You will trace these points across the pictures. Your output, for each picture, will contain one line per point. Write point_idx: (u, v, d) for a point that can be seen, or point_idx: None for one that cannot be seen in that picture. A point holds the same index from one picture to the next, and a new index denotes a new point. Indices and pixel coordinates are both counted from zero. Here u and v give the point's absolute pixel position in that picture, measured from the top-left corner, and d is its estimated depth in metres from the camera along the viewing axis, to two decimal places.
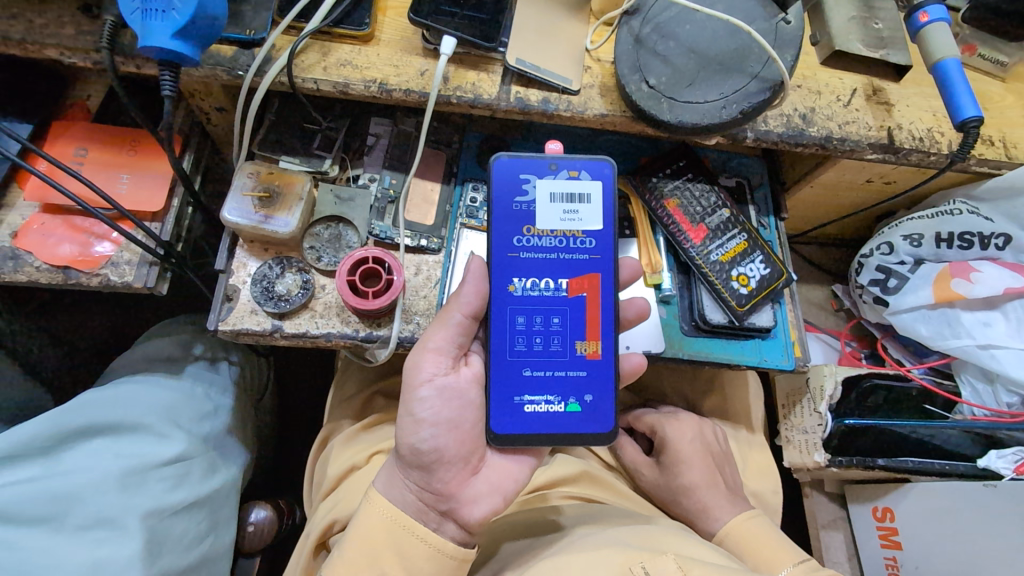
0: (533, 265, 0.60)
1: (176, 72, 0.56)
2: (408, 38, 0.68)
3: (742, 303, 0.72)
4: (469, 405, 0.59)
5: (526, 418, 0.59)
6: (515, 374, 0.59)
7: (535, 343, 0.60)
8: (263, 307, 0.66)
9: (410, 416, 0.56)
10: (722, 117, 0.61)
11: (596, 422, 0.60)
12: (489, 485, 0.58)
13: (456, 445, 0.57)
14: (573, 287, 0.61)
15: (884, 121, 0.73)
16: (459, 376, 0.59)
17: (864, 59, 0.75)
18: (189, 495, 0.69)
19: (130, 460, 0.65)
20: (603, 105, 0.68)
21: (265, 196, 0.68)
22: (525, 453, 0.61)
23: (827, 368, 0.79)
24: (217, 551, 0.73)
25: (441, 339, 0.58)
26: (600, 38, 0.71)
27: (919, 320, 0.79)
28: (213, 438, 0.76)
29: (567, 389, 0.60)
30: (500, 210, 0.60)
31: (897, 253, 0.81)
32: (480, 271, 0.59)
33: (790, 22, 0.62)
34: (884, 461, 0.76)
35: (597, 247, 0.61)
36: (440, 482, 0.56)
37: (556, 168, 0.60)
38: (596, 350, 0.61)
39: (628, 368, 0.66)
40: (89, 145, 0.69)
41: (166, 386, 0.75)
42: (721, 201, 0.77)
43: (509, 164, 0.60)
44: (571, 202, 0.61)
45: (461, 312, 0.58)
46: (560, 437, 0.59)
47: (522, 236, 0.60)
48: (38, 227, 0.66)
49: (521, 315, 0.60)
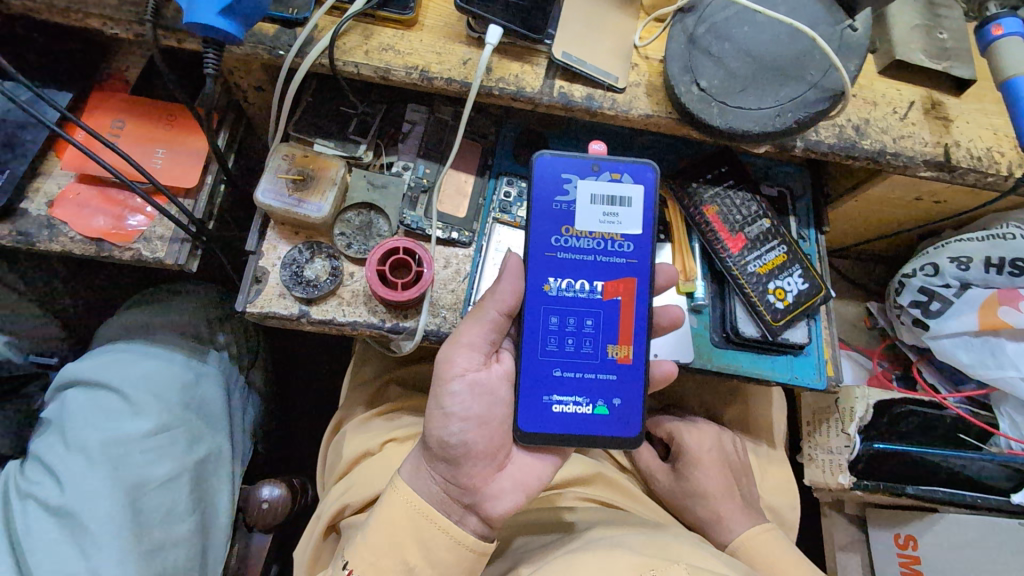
0: (570, 265, 0.59)
1: (219, 50, 0.55)
2: (452, 25, 0.66)
3: (777, 317, 0.70)
4: (499, 401, 0.58)
5: (553, 418, 0.58)
6: (545, 374, 0.59)
7: (566, 345, 0.59)
8: (291, 291, 0.66)
9: (439, 408, 0.56)
10: (775, 125, 0.59)
11: (624, 427, 0.59)
12: (513, 482, 0.57)
13: (486, 440, 0.56)
14: (608, 290, 0.59)
15: (941, 137, 0.69)
16: (491, 371, 0.59)
17: (925, 70, 0.71)
18: (171, 467, 0.70)
19: (100, 438, 0.68)
20: (649, 105, 0.66)
21: (299, 179, 0.67)
22: (549, 452, 0.60)
23: (859, 390, 0.77)
24: (217, 519, 0.75)
25: (474, 335, 0.57)
26: (649, 34, 0.68)
27: (960, 347, 0.76)
28: (198, 407, 0.76)
29: (595, 391, 0.59)
30: (540, 208, 0.58)
31: (942, 275, 0.78)
32: (516, 269, 0.58)
33: (856, 29, 0.59)
34: (912, 489, 0.75)
35: (635, 252, 0.59)
36: (466, 476, 0.55)
37: (598, 169, 0.59)
38: (627, 355, 0.59)
39: (658, 376, 0.64)
40: (126, 117, 0.69)
41: (153, 357, 0.76)
42: (762, 210, 0.74)
43: (551, 163, 0.58)
44: (612, 205, 0.59)
45: (496, 309, 0.58)
46: (586, 440, 0.59)
47: (560, 236, 0.59)
48: (73, 197, 0.66)
49: (554, 315, 0.59)
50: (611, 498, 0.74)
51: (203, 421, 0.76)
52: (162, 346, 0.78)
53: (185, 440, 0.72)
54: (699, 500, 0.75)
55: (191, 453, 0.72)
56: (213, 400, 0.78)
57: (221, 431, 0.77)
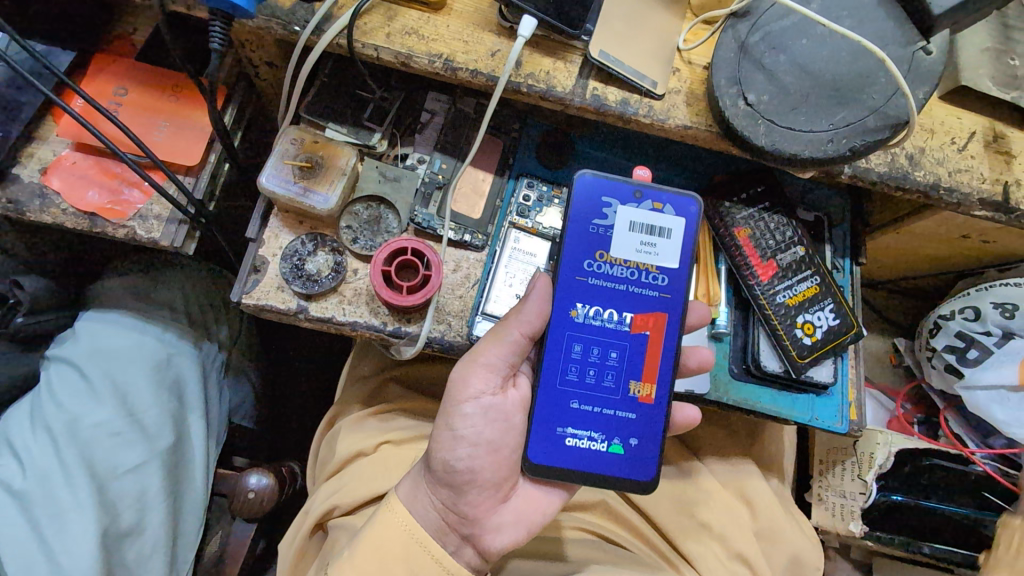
0: (599, 292, 0.55)
1: (226, 23, 0.50)
2: (482, 11, 0.61)
3: (803, 354, 0.66)
4: (511, 430, 0.55)
5: (565, 452, 0.55)
6: (561, 405, 0.55)
7: (587, 376, 0.55)
8: (290, 285, 0.62)
9: (448, 430, 0.54)
10: (828, 151, 0.54)
11: (638, 470, 0.55)
12: (515, 516, 0.55)
13: (492, 469, 0.54)
14: (636, 323, 0.55)
15: (1001, 174, 0.64)
16: (506, 397, 0.56)
17: (990, 99, 0.66)
18: (140, 453, 0.70)
19: (67, 421, 0.68)
20: (688, 116, 0.61)
21: (307, 166, 0.63)
22: (556, 487, 0.58)
23: (881, 436, 0.73)
24: (193, 502, 0.75)
25: (493, 356, 0.54)
26: (695, 38, 0.63)
27: (995, 402, 0.71)
28: (169, 388, 0.74)
29: (612, 429, 0.55)
30: (576, 230, 0.55)
31: (983, 321, 0.73)
32: (544, 290, 0.55)
33: (930, 52, 0.53)
34: (929, 547, 0.72)
35: (669, 286, 0.55)
36: (468, 504, 0.53)
37: (641, 196, 0.55)
38: (649, 395, 0.55)
39: (679, 421, 0.62)
40: (129, 84, 0.64)
41: (123, 334, 0.74)
42: (798, 237, 0.69)
43: (592, 182, 0.55)
44: (650, 235, 0.55)
45: (519, 330, 0.54)
46: (596, 479, 0.55)
47: (592, 261, 0.55)
48: (69, 165, 0.62)
49: (578, 343, 0.55)
50: (609, 529, 0.72)
51: (174, 401, 0.74)
52: (138, 320, 0.76)
53: (152, 424, 0.71)
54: (702, 531, 0.72)
55: (159, 437, 0.71)
56: (185, 380, 0.76)
57: (193, 412, 0.76)
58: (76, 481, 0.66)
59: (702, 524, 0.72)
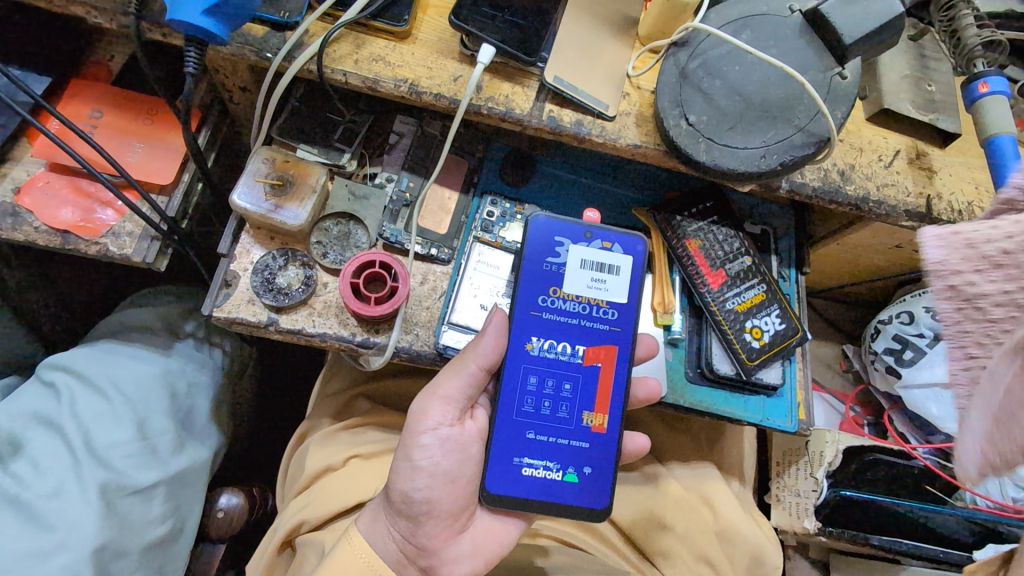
0: (554, 326, 0.58)
1: (201, 49, 0.52)
2: (445, 40, 0.65)
3: (752, 356, 0.70)
4: (469, 459, 0.58)
5: (521, 482, 0.57)
6: (518, 436, 0.57)
7: (542, 407, 0.58)
8: (261, 298, 0.64)
9: (408, 461, 0.56)
10: (761, 166, 0.59)
11: (592, 498, 0.58)
12: (473, 545, 0.58)
13: (449, 499, 0.57)
14: (588, 356, 0.58)
15: (924, 188, 0.69)
16: (463, 428, 0.58)
17: (912, 121, 0.72)
18: (155, 474, 0.71)
19: (82, 436, 0.68)
20: (637, 135, 0.65)
21: (278, 184, 0.66)
22: (514, 517, 0.60)
23: (829, 435, 0.78)
24: (183, 533, 0.74)
25: (451, 388, 0.56)
26: (643, 65, 0.68)
27: (931, 399, 0.77)
28: (184, 417, 0.77)
29: (567, 458, 0.57)
30: (531, 268, 0.58)
31: (917, 324, 0.78)
32: (501, 324, 0.57)
33: (845, 77, 0.59)
34: (876, 538, 0.76)
35: (618, 320, 0.59)
36: (425, 536, 0.56)
37: (592, 235, 0.59)
38: (602, 423, 0.58)
39: (632, 450, 0.66)
40: (104, 108, 0.67)
41: (142, 360, 0.76)
42: (744, 247, 0.74)
43: (546, 224, 0.58)
44: (601, 272, 0.59)
45: (476, 363, 0.57)
46: (551, 507, 0.57)
47: (547, 296, 0.58)
48: (42, 185, 0.64)
49: (534, 375, 0.58)
50: (575, 536, 0.73)
51: (184, 429, 0.76)
52: (149, 350, 0.78)
53: (167, 448, 0.73)
54: (669, 535, 0.74)
55: (172, 462, 0.73)
56: (196, 411, 0.79)
57: (202, 442, 0.78)
58: (89, 495, 0.65)
59: (665, 526, 0.74)
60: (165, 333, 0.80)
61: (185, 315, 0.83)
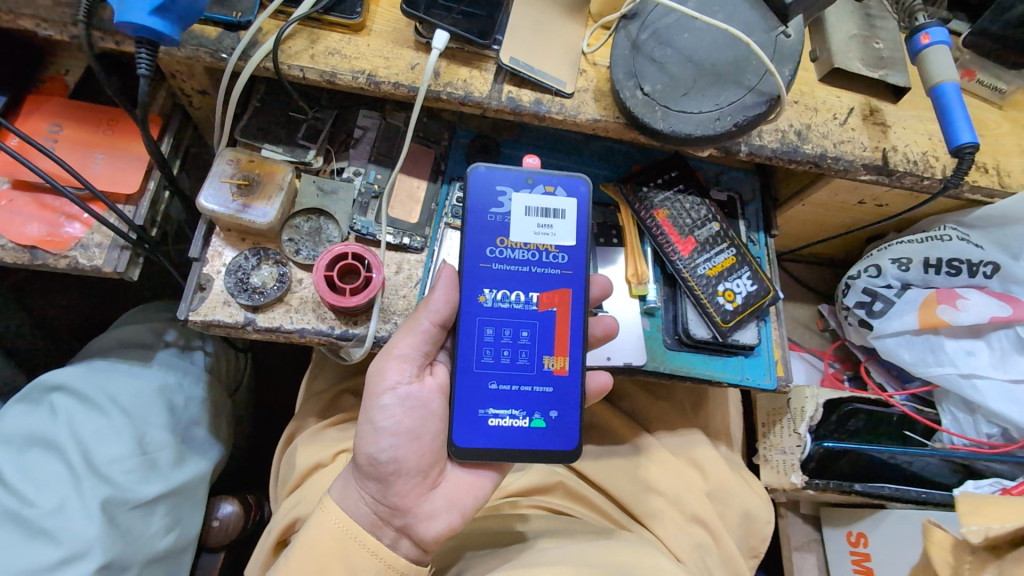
0: (505, 276, 0.59)
1: (153, 50, 0.52)
2: (400, 29, 0.66)
3: (727, 318, 0.71)
4: (433, 416, 0.58)
5: (489, 432, 0.58)
6: (480, 386, 0.58)
7: (502, 356, 0.59)
8: (236, 298, 0.65)
9: (370, 424, 0.56)
10: (716, 128, 0.61)
11: (562, 440, 0.59)
12: (446, 500, 0.57)
13: (416, 457, 0.56)
14: (543, 302, 0.59)
15: (879, 142, 0.70)
16: (423, 385, 0.59)
17: (862, 78, 0.72)
18: (160, 487, 0.71)
19: (81, 453, 0.68)
20: (597, 110, 0.66)
21: (244, 184, 0.66)
22: (485, 467, 0.60)
23: (808, 390, 0.80)
24: (182, 544, 0.75)
25: (406, 347, 0.57)
26: (597, 41, 0.69)
27: (903, 346, 0.80)
28: (182, 429, 0.77)
29: (532, 403, 0.59)
30: (475, 220, 0.58)
31: (884, 276, 0.82)
32: (451, 280, 0.58)
33: (790, 35, 0.61)
34: (860, 485, 0.78)
35: (569, 263, 0.60)
36: (396, 495, 0.56)
37: (533, 182, 0.59)
38: (563, 367, 0.60)
39: (594, 388, 0.66)
40: (64, 121, 0.67)
41: (135, 374, 0.76)
42: (712, 214, 0.75)
43: (486, 175, 0.59)
44: (546, 217, 0.60)
45: (429, 319, 0.57)
46: (521, 453, 0.58)
47: (495, 247, 0.59)
48: (6, 203, 0.63)
49: (490, 327, 0.59)
50: (569, 507, 0.74)
51: (182, 443, 0.76)
52: (139, 364, 0.77)
53: (167, 462, 0.73)
54: (662, 501, 0.75)
55: (173, 475, 0.73)
56: (193, 423, 0.79)
57: (199, 454, 0.79)
58: (91, 508, 0.65)
59: (658, 492, 0.75)
60: (146, 346, 0.80)
61: (165, 326, 0.83)
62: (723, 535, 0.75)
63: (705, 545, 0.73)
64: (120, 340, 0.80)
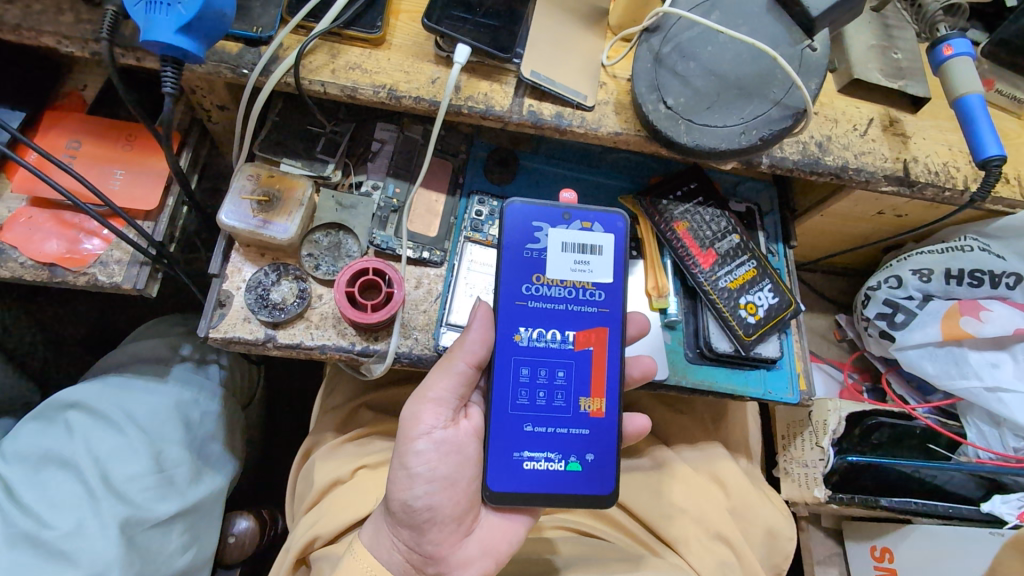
0: (541, 314, 0.58)
1: (178, 68, 0.52)
2: (420, 43, 0.65)
3: (749, 332, 0.71)
4: (468, 461, 0.58)
5: (524, 476, 0.57)
6: (516, 429, 0.57)
7: (538, 397, 0.58)
8: (256, 315, 0.64)
9: (404, 470, 0.56)
10: (741, 142, 0.60)
11: (598, 484, 0.58)
12: (481, 547, 0.57)
13: (451, 504, 0.56)
14: (579, 340, 0.59)
15: (900, 153, 0.70)
16: (458, 429, 0.58)
17: (882, 89, 0.72)
18: (176, 505, 0.70)
19: (97, 472, 0.67)
20: (618, 123, 0.66)
21: (265, 200, 0.66)
22: (520, 513, 0.60)
23: (831, 403, 0.80)
24: (200, 562, 0.74)
25: (441, 390, 0.56)
26: (616, 54, 0.69)
27: (925, 358, 0.80)
28: (198, 445, 0.76)
29: (569, 447, 0.58)
30: (511, 257, 0.58)
31: (905, 288, 0.81)
32: (487, 319, 0.57)
33: (815, 49, 0.61)
34: (887, 501, 0.78)
35: (606, 301, 0.59)
36: (431, 544, 0.56)
37: (569, 217, 0.59)
38: (599, 408, 0.59)
39: (631, 431, 0.65)
40: (82, 137, 0.66)
41: (151, 391, 0.75)
42: (732, 226, 0.75)
43: (522, 210, 0.59)
44: (583, 253, 0.59)
45: (466, 360, 0.56)
46: (557, 498, 0.57)
47: (530, 284, 0.58)
48: (25, 220, 0.63)
49: (526, 366, 0.58)
50: (593, 527, 0.73)
51: (199, 459, 0.75)
52: (155, 380, 0.77)
53: (184, 479, 0.72)
54: (686, 519, 0.74)
55: (189, 493, 0.72)
56: (209, 439, 0.78)
57: (216, 471, 0.78)
58: (109, 529, 0.64)
59: (681, 510, 0.74)
60: (162, 361, 0.79)
61: (181, 340, 0.83)
62: (747, 553, 0.74)
63: (728, 563, 0.73)
64: (136, 355, 0.80)
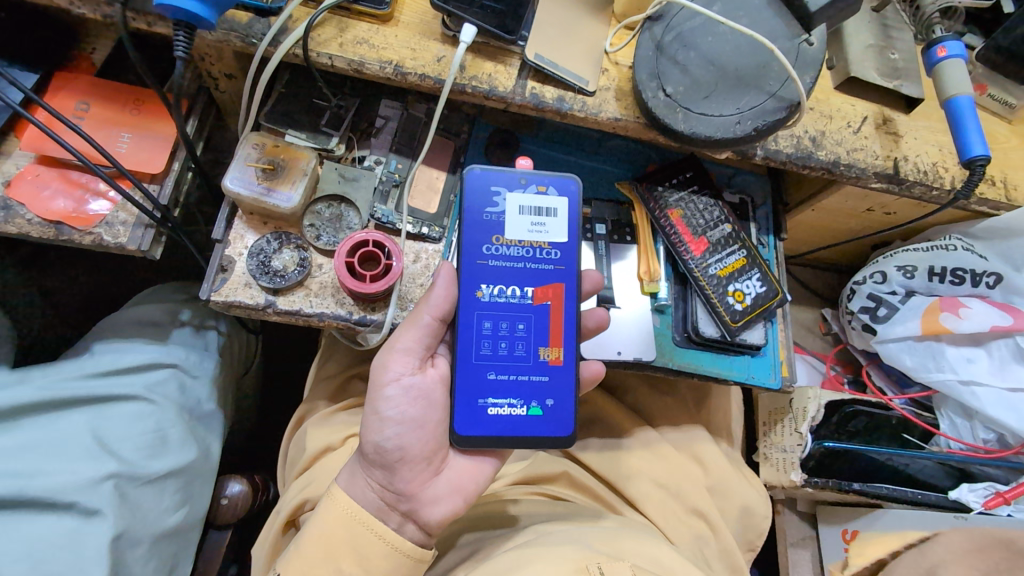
0: (501, 273, 0.61)
1: (191, 33, 0.53)
2: (427, 22, 0.67)
3: (736, 318, 0.73)
4: (435, 405, 0.60)
5: (488, 421, 0.60)
6: (478, 377, 0.60)
7: (499, 348, 0.61)
8: (257, 281, 0.66)
9: (375, 414, 0.58)
10: (736, 132, 0.62)
11: (559, 427, 0.61)
12: (450, 486, 0.59)
13: (420, 444, 0.58)
14: (538, 295, 0.61)
15: (891, 151, 0.71)
16: (426, 375, 0.60)
17: (877, 87, 0.74)
18: (166, 465, 0.71)
19: (96, 427, 0.69)
20: (617, 109, 0.68)
21: (269, 168, 0.67)
22: (487, 454, 0.62)
23: (811, 391, 0.83)
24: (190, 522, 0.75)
25: (409, 340, 0.58)
26: (620, 41, 0.71)
27: (905, 351, 0.82)
28: (196, 409, 0.78)
29: (529, 393, 0.61)
30: (471, 219, 0.60)
31: (890, 283, 0.84)
32: (450, 277, 0.59)
33: (813, 43, 0.62)
34: (859, 485, 0.80)
35: (561, 259, 0.62)
36: (403, 481, 0.57)
37: (526, 182, 0.62)
38: (558, 357, 0.62)
39: (588, 375, 0.67)
40: (91, 99, 0.67)
41: (150, 352, 0.77)
42: (724, 215, 0.77)
43: (481, 175, 0.61)
44: (539, 216, 0.62)
45: (431, 313, 0.59)
46: (520, 441, 0.60)
47: (491, 244, 0.61)
48: (32, 177, 0.64)
49: (487, 320, 0.61)
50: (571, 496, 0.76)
51: (194, 421, 0.77)
52: (155, 341, 0.79)
53: (177, 440, 0.74)
54: (665, 496, 0.77)
55: (183, 454, 0.74)
56: (204, 403, 0.80)
57: (211, 433, 0.80)
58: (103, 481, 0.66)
59: (660, 486, 0.77)
60: (161, 325, 0.81)
61: (181, 305, 0.84)
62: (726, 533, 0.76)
63: (704, 538, 0.75)
64: (134, 319, 0.81)
